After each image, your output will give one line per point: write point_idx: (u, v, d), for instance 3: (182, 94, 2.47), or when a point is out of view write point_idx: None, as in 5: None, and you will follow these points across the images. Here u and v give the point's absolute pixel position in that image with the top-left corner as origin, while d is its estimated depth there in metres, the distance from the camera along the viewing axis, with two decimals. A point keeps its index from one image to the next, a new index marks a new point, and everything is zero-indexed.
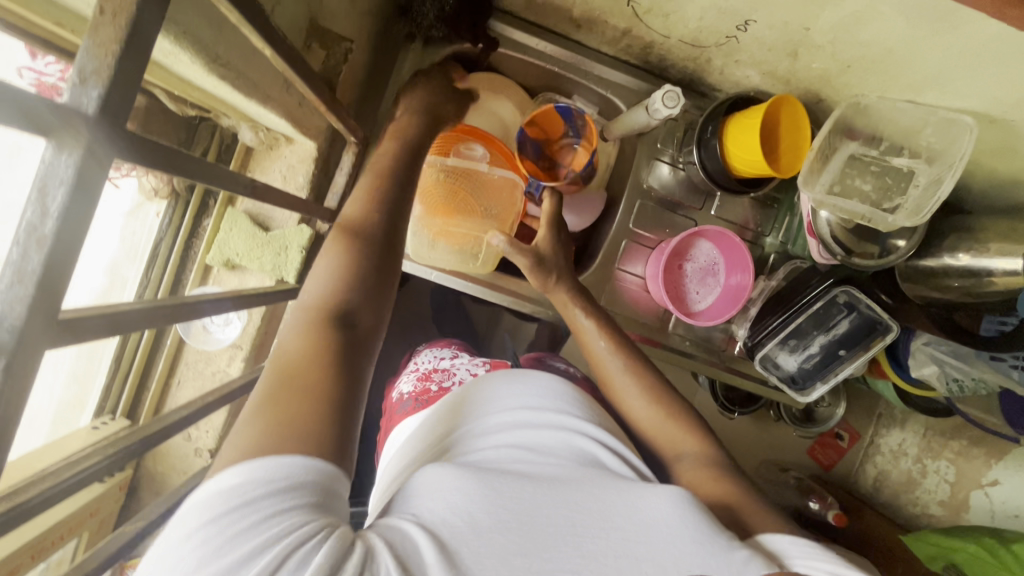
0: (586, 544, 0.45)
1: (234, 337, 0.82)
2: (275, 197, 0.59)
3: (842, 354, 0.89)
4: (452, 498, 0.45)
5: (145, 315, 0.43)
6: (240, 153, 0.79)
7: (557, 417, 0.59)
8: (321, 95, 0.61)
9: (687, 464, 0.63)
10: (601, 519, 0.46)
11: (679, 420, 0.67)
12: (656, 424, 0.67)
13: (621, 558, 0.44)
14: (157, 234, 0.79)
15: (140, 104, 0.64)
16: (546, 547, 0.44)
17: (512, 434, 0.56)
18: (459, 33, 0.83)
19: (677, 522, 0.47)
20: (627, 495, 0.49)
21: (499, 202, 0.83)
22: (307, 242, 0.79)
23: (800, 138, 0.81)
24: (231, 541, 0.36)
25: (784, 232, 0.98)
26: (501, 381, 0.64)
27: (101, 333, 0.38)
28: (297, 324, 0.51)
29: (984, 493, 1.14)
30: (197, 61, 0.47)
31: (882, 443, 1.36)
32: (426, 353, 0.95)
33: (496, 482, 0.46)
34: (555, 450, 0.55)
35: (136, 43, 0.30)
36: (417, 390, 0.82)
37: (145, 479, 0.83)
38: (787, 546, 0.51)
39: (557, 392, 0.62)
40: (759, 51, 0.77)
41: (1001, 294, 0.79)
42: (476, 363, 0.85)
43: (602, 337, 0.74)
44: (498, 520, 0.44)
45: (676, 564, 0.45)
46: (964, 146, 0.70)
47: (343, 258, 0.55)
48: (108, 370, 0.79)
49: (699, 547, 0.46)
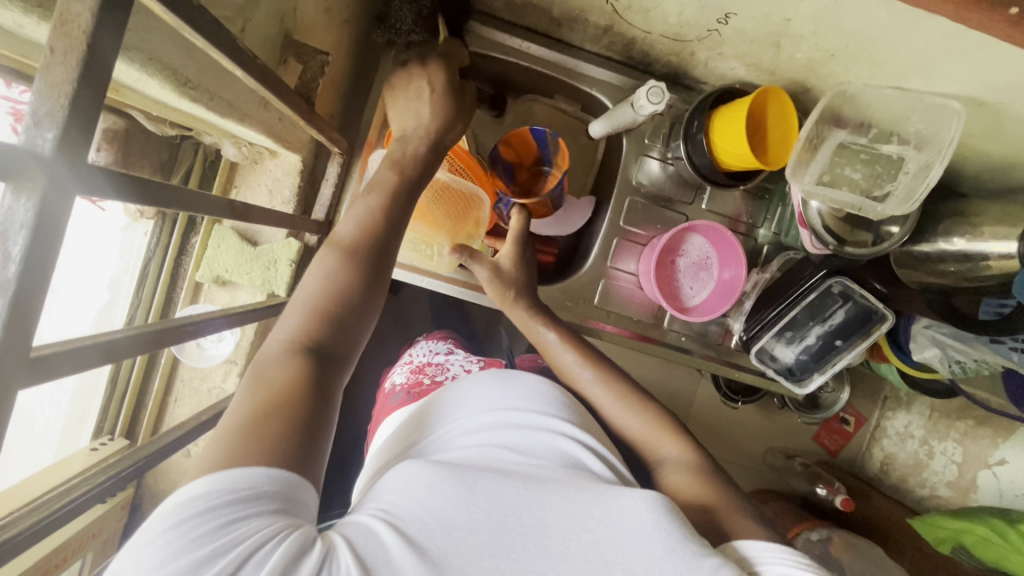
0: (556, 545, 0.45)
1: (229, 353, 0.82)
2: (257, 216, 0.59)
3: (839, 344, 0.89)
4: (426, 494, 0.45)
5: (136, 340, 0.44)
6: (224, 169, 0.79)
7: (540, 419, 0.59)
8: (298, 110, 0.61)
9: (672, 468, 0.65)
10: (573, 519, 0.46)
11: (660, 423, 0.68)
12: (637, 431, 0.69)
13: (591, 562, 0.44)
14: (146, 254, 0.79)
15: (119, 126, 0.64)
16: (514, 548, 0.44)
17: (494, 434, 0.56)
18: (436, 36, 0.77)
19: (651, 528, 0.47)
20: (602, 499, 0.48)
21: (455, 218, 0.79)
22: (295, 255, 0.80)
23: (788, 129, 0.80)
24: (190, 545, 0.37)
25: (776, 223, 0.97)
26: (486, 381, 0.64)
27: (91, 362, 0.39)
28: (268, 355, 0.51)
29: (991, 471, 1.12)
30: (167, 86, 0.47)
31: (888, 426, 1.36)
32: (422, 344, 0.96)
33: (471, 480, 0.47)
34: (536, 452, 0.55)
35: (92, 79, 0.30)
36: (411, 381, 0.83)
37: (147, 496, 0.84)
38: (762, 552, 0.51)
39: (545, 395, 0.63)
40: (741, 43, 0.76)
41: (998, 277, 0.77)
42: (470, 359, 0.86)
43: (568, 352, 0.75)
44: (469, 520, 0.44)
45: (646, 568, 0.45)
46: (953, 130, 0.69)
47: (318, 290, 0.55)
48: (104, 392, 0.80)
49: (671, 554, 0.46)
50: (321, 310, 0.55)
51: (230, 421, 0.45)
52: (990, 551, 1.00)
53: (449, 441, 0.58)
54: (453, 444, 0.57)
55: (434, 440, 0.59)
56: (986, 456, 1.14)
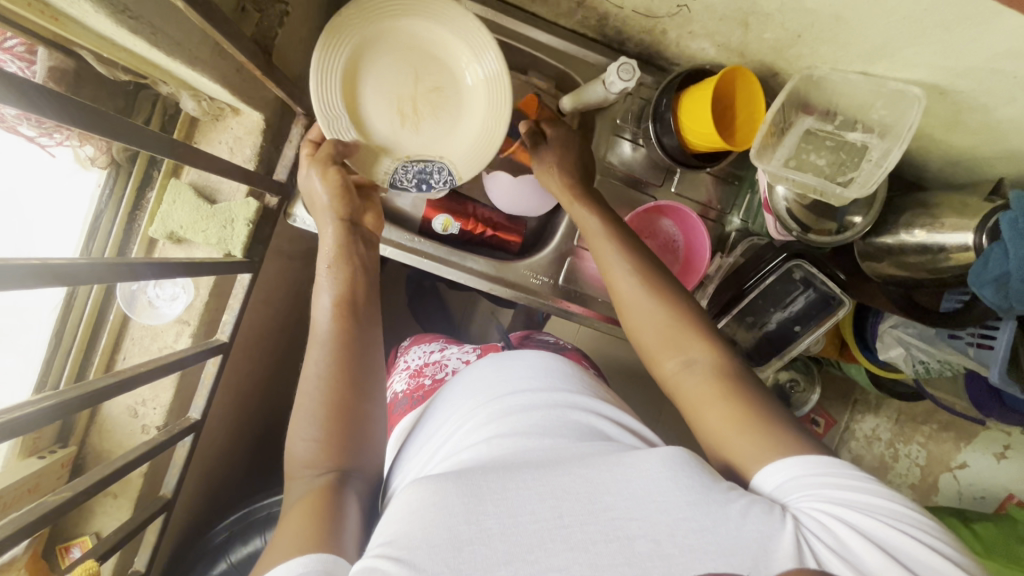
0: (574, 535, 0.44)
1: (180, 313, 0.81)
2: (206, 163, 0.62)
3: (798, 329, 0.91)
4: (432, 513, 0.45)
5: (84, 269, 0.48)
6: (184, 123, 0.77)
7: (551, 397, 0.60)
8: (249, 54, 0.60)
9: (689, 369, 0.64)
10: (590, 502, 0.46)
11: (683, 326, 0.67)
12: (655, 329, 0.68)
13: (612, 542, 0.44)
14: (97, 206, 0.77)
15: (68, 65, 0.63)
16: (533, 548, 0.43)
17: (504, 425, 0.56)
18: (376, 44, 0.71)
19: (670, 486, 0.48)
20: (614, 473, 0.49)
21: None
22: (254, 215, 0.79)
23: (755, 109, 0.80)
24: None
25: (745, 211, 0.97)
26: (488, 370, 0.66)
27: (22, 279, 0.42)
28: (298, 489, 0.56)
29: (953, 475, 1.24)
30: (101, 11, 0.46)
31: (857, 428, 1.30)
32: (415, 348, 0.90)
33: (476, 486, 0.47)
34: (551, 430, 0.55)
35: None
36: (411, 387, 0.80)
37: (90, 457, 0.82)
38: (794, 475, 0.53)
39: (547, 372, 0.64)
40: (711, 21, 0.76)
41: (956, 270, 0.78)
42: (467, 350, 0.83)
43: (609, 243, 0.75)
44: (485, 531, 0.44)
45: (670, 535, 0.44)
46: (913, 117, 0.71)
47: (319, 401, 0.60)
48: (49, 345, 0.78)
49: (695, 510, 0.46)
50: (315, 426, 0.60)
51: (280, 537, 0.50)
52: None
53: (464, 437, 0.58)
54: (468, 439, 0.57)
55: (454, 438, 0.59)
56: (948, 460, 1.25)
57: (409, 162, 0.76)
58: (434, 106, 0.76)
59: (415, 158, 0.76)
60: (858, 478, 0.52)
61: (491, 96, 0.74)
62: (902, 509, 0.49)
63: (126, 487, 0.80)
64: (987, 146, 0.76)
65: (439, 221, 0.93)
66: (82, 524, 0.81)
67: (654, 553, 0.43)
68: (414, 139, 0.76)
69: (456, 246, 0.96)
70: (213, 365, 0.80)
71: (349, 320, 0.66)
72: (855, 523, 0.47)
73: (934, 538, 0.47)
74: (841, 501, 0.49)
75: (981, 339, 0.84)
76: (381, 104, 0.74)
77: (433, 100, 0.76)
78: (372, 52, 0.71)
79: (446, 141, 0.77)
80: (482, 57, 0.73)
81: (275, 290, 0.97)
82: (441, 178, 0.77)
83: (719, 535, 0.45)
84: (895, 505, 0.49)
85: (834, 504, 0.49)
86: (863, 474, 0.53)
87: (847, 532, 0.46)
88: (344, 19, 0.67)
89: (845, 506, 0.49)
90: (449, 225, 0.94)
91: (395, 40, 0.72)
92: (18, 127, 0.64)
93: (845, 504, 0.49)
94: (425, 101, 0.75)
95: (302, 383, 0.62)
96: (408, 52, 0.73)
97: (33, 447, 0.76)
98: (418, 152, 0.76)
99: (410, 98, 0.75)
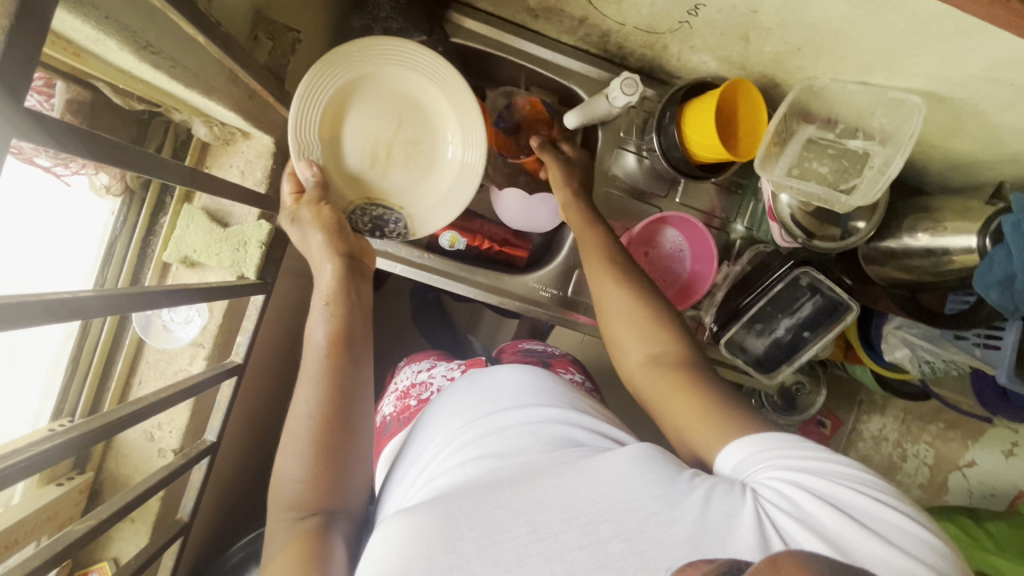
0: (550, 547, 0.45)
1: (195, 335, 0.82)
2: (219, 188, 0.63)
3: (806, 335, 0.92)
4: (411, 545, 0.45)
5: (101, 301, 0.48)
6: (195, 148, 0.78)
7: (522, 415, 0.59)
8: (263, 83, 0.61)
9: (646, 364, 0.67)
10: (563, 511, 0.47)
11: (654, 325, 0.69)
12: (624, 325, 0.71)
13: (587, 548, 0.45)
14: (111, 232, 0.78)
15: (85, 97, 0.64)
16: (510, 566, 0.44)
17: (478, 446, 0.56)
18: (366, 95, 0.74)
19: (636, 483, 0.49)
20: (585, 477, 0.50)
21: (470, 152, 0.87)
22: (266, 237, 0.80)
23: (758, 120, 0.81)
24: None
25: (749, 218, 0.98)
26: (464, 394, 0.66)
27: (42, 316, 0.42)
28: (281, 535, 0.57)
29: (961, 473, 1.23)
30: (126, 48, 0.48)
31: (863, 429, 1.33)
32: (405, 368, 0.90)
33: (452, 513, 0.47)
34: (524, 446, 0.55)
35: (21, 19, 0.33)
36: (399, 408, 0.80)
37: (107, 483, 0.82)
38: (747, 455, 0.53)
39: (521, 389, 0.63)
40: (712, 36, 0.78)
41: (960, 272, 0.79)
42: (452, 367, 0.82)
43: (590, 236, 0.79)
44: (463, 557, 0.45)
45: (640, 531, 0.46)
46: (913, 124, 0.72)
47: (305, 440, 0.60)
48: (65, 372, 0.78)
49: (662, 502, 0.47)
50: (297, 466, 0.59)
51: None
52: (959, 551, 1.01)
53: (443, 458, 0.58)
54: (446, 461, 0.57)
55: (434, 460, 0.60)
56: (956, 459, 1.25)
57: (368, 206, 0.78)
58: (407, 158, 0.78)
59: (376, 203, 0.78)
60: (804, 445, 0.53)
61: (464, 162, 0.78)
62: (843, 469, 0.50)
63: (144, 512, 0.81)
64: (986, 151, 0.78)
65: (446, 237, 0.95)
66: (101, 551, 0.81)
67: (626, 551, 0.45)
68: (378, 185, 0.78)
69: (465, 261, 0.97)
70: (228, 386, 0.81)
71: (341, 349, 0.65)
72: (810, 487, 0.48)
73: (877, 488, 0.49)
74: (793, 468, 0.50)
75: (987, 340, 0.83)
76: (358, 147, 0.76)
77: (409, 149, 0.78)
78: (361, 99, 0.74)
79: (412, 190, 0.79)
80: (463, 116, 0.77)
81: (285, 309, 0.98)
82: (396, 229, 0.79)
83: (688, 524, 0.45)
84: (838, 466, 0.50)
85: (786, 471, 0.50)
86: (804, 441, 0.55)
87: (803, 495, 0.47)
88: (338, 62, 0.69)
89: (795, 471, 0.50)
90: (456, 241, 0.95)
91: (385, 87, 0.74)
92: (35, 158, 0.65)
93: (792, 469, 0.50)
94: (399, 152, 0.78)
95: (289, 422, 0.62)
96: (395, 104, 0.76)
97: (52, 475, 0.76)
98: (384, 201, 0.78)
99: (386, 146, 0.77)
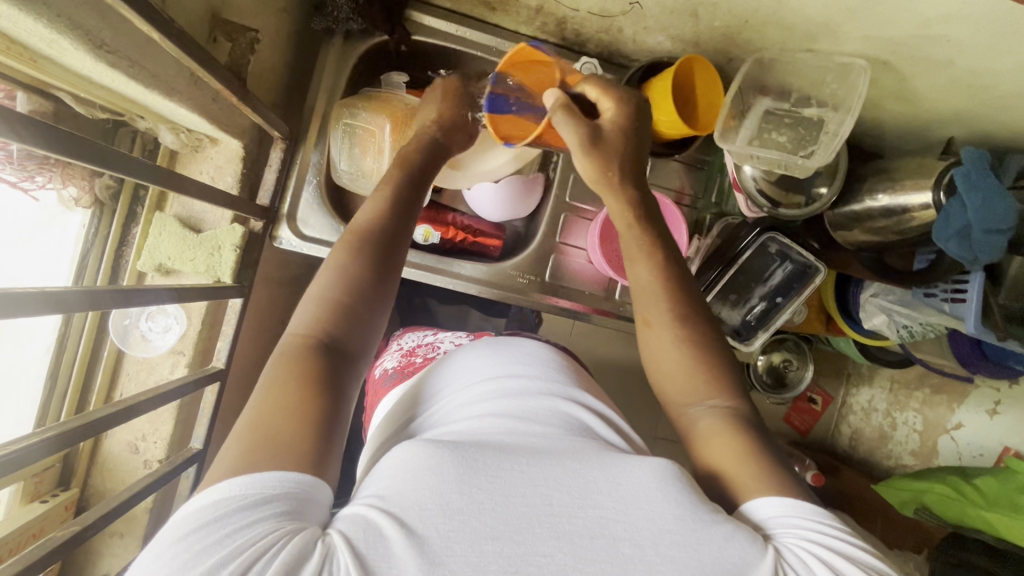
0: (561, 525, 0.41)
1: (175, 343, 0.82)
2: (189, 187, 0.63)
3: (779, 301, 0.94)
4: (426, 479, 0.41)
5: (81, 295, 0.49)
6: (163, 156, 0.78)
7: (545, 388, 0.55)
8: (225, 81, 0.63)
9: (703, 414, 0.58)
10: (580, 496, 0.43)
11: (707, 369, 0.60)
12: (682, 367, 0.61)
13: (598, 539, 0.41)
14: (83, 244, 0.78)
15: (47, 106, 0.64)
16: (519, 530, 0.40)
17: (497, 405, 0.52)
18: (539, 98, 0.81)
19: (659, 499, 0.44)
20: (608, 472, 0.45)
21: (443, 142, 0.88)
22: (240, 240, 0.80)
23: (714, 93, 0.83)
24: (194, 559, 0.36)
25: (718, 193, 1.00)
26: (484, 353, 0.62)
27: (21, 308, 0.42)
28: (278, 367, 0.49)
29: (949, 437, 1.19)
30: (82, 48, 0.49)
31: (853, 402, 1.41)
32: (408, 333, 0.90)
33: (473, 459, 0.43)
34: (541, 417, 0.51)
35: None
36: (403, 363, 0.79)
37: (94, 497, 0.81)
38: (776, 512, 0.49)
39: (544, 362, 0.60)
40: (663, 15, 0.81)
41: (922, 228, 0.81)
42: (459, 334, 0.83)
43: (631, 233, 0.67)
44: (475, 503, 0.41)
45: (654, 543, 0.41)
46: (861, 86, 0.75)
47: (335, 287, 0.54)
48: (45, 388, 0.78)
49: (682, 525, 0.43)
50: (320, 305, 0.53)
51: (254, 423, 0.45)
52: (950, 509, 1.04)
53: (457, 412, 0.54)
54: (457, 418, 0.53)
55: (441, 419, 0.56)
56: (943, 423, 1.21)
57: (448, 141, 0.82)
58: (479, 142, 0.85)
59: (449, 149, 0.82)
60: (836, 525, 0.48)
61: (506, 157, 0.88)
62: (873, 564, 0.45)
63: (132, 524, 0.80)
64: (933, 108, 0.81)
65: (419, 232, 0.96)
66: (91, 567, 0.81)
67: (636, 557, 0.41)
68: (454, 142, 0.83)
69: (440, 253, 0.98)
70: (211, 392, 0.80)
71: (392, 218, 0.60)
72: (833, 566, 0.44)
73: None
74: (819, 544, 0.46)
75: (954, 295, 0.85)
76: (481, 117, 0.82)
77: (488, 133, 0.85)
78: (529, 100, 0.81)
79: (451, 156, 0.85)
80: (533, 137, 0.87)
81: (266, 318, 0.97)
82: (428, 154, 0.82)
83: (701, 555, 0.41)
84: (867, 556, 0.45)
85: (815, 545, 0.45)
86: (835, 518, 0.49)
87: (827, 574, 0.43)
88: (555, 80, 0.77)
89: (822, 543, 0.46)
90: (429, 235, 0.97)
91: None
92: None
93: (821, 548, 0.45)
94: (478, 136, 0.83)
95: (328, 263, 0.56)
96: None
97: (36, 492, 0.75)
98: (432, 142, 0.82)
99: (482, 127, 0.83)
